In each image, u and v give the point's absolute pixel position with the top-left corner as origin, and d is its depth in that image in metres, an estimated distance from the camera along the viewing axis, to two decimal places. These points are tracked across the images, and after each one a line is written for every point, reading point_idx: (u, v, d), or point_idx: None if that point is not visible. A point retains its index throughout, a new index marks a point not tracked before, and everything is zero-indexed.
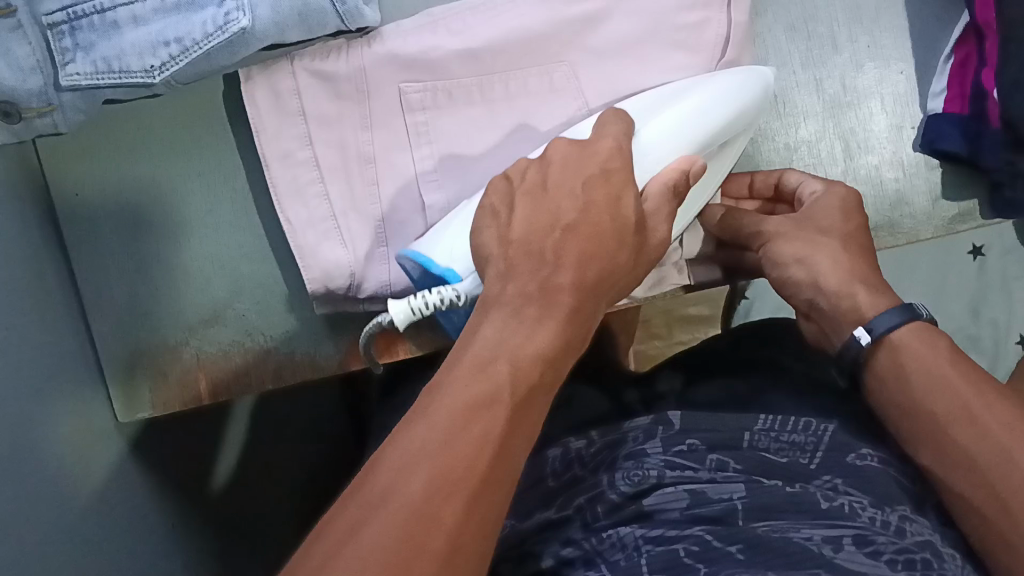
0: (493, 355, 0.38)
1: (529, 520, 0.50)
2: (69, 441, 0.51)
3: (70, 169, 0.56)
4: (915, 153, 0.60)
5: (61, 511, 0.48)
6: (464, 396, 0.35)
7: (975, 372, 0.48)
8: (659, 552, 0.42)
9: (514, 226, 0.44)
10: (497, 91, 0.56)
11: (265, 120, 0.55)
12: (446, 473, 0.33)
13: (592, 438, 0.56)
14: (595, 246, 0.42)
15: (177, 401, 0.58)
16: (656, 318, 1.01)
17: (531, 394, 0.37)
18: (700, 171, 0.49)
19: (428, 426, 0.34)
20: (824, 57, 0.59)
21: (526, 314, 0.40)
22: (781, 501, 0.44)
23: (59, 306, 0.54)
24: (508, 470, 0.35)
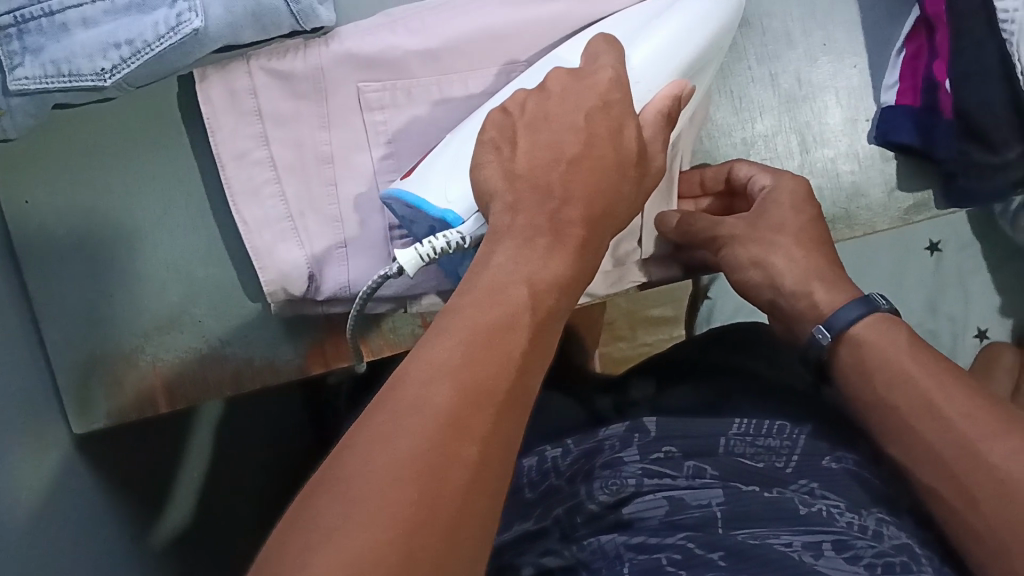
0: (512, 278, 0.38)
1: (507, 534, 0.49)
2: (22, 454, 0.50)
3: (20, 175, 0.55)
4: (870, 146, 0.61)
5: (14, 525, 0.47)
6: (483, 317, 0.36)
7: (936, 364, 0.48)
8: (642, 563, 0.41)
9: (514, 164, 0.43)
10: (455, 90, 0.56)
11: (220, 120, 0.55)
12: (444, 433, 0.31)
13: (567, 446, 0.54)
14: (596, 186, 0.42)
15: (134, 409, 0.57)
16: (619, 318, 1.01)
17: (546, 318, 0.38)
18: (690, 93, 0.49)
19: (449, 345, 0.34)
20: (778, 52, 0.60)
21: (517, 263, 0.39)
22: (761, 508, 0.44)
23: (10, 316, 0.53)
24: (509, 427, 0.33)
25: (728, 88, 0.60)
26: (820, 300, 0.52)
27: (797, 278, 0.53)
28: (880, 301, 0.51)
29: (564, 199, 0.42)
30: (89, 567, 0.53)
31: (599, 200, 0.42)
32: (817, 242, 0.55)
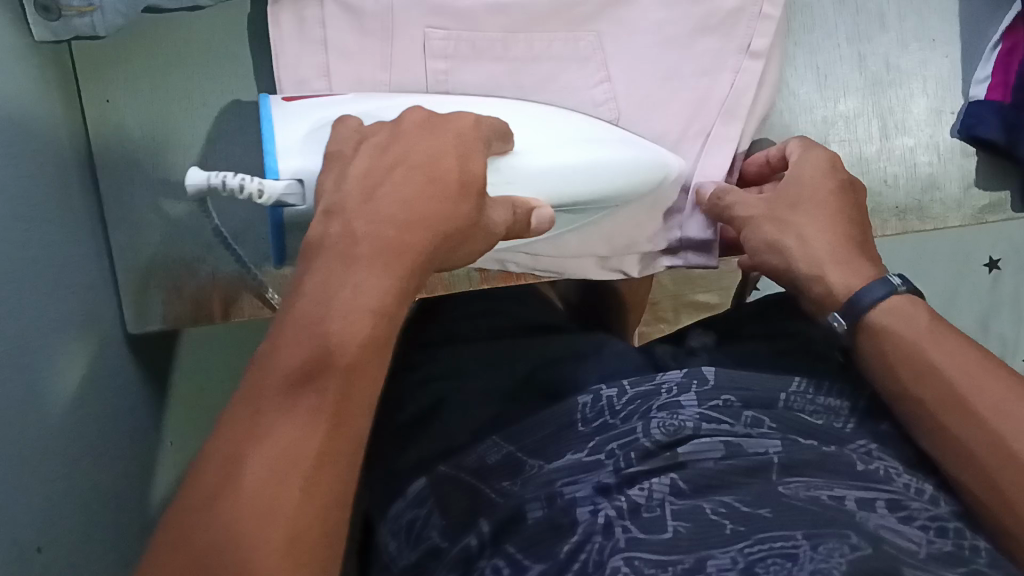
0: (321, 314, 0.36)
1: (558, 463, 0.52)
2: (74, 348, 0.51)
3: (105, 75, 0.56)
4: (950, 139, 0.61)
5: (52, 416, 0.48)
6: (280, 375, 0.35)
7: (964, 351, 0.47)
8: (686, 508, 0.46)
9: (354, 165, 0.41)
10: (520, 49, 0.57)
11: (285, 44, 0.55)
12: (275, 459, 0.33)
13: (624, 387, 0.57)
14: (420, 198, 0.40)
15: (189, 316, 0.59)
16: (665, 300, 1.00)
17: (365, 351, 0.36)
18: (542, 222, 0.46)
19: (264, 410, 0.34)
20: (870, 34, 0.61)
21: (349, 255, 0.38)
22: (819, 461, 0.49)
23: (81, 211, 0.54)
24: (347, 437, 0.35)
25: (815, 64, 0.61)
26: (833, 283, 0.51)
27: (809, 260, 0.52)
28: (894, 283, 0.50)
29: (414, 211, 0.40)
30: (108, 464, 0.55)
31: (427, 217, 0.40)
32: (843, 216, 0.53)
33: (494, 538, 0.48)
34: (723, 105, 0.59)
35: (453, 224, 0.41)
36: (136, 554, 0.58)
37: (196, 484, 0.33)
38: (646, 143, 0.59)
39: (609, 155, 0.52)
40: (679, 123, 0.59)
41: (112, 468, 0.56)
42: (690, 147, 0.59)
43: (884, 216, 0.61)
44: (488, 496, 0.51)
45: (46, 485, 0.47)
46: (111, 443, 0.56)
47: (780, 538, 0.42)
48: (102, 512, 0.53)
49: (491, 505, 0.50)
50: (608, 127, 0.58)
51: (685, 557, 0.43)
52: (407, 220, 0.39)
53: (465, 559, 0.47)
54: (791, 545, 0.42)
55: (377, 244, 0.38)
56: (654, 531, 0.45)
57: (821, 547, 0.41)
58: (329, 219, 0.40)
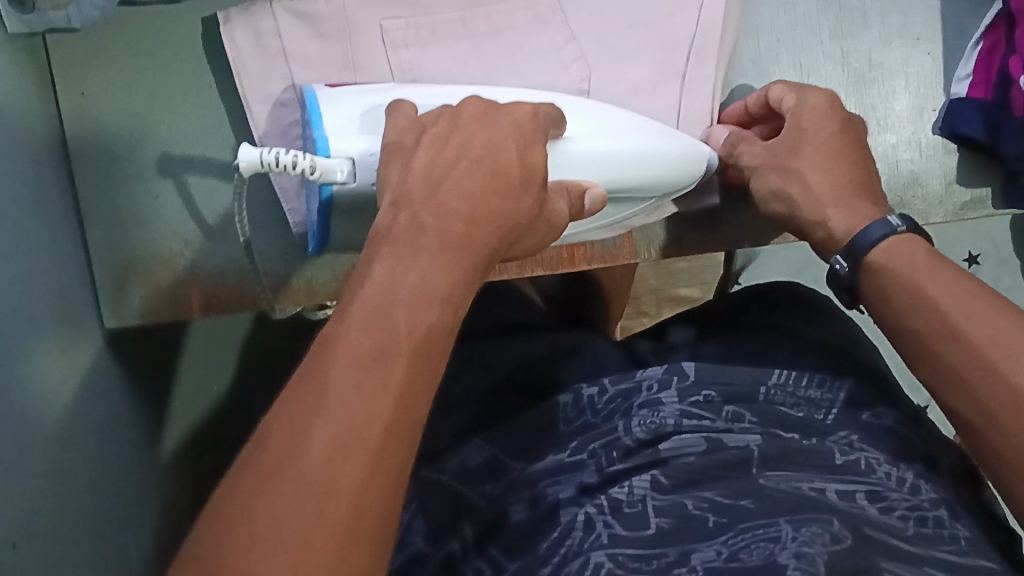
0: (389, 297, 0.36)
1: (539, 465, 0.53)
2: (52, 346, 0.51)
3: (81, 68, 0.56)
4: (933, 135, 0.60)
5: (31, 415, 0.48)
6: (350, 353, 0.34)
7: (957, 281, 0.48)
8: (667, 504, 0.48)
9: (417, 158, 0.42)
10: (480, 25, 0.57)
11: (247, 61, 0.56)
12: (340, 438, 0.32)
13: (604, 386, 0.58)
14: (483, 193, 0.41)
15: (168, 313, 0.58)
16: (646, 296, 1.00)
17: (431, 338, 0.36)
18: (597, 202, 0.49)
19: (328, 387, 0.33)
20: (853, 30, 0.61)
21: (415, 244, 0.38)
22: (798, 452, 0.51)
23: (56, 207, 0.53)
24: (412, 423, 0.35)
25: (798, 61, 0.60)
26: (835, 228, 0.53)
27: (811, 205, 0.54)
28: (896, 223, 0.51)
29: (485, 201, 0.41)
30: (92, 462, 0.55)
31: (489, 212, 0.41)
32: (841, 155, 0.54)
33: (477, 542, 0.50)
34: (694, 44, 0.58)
35: (509, 220, 0.41)
36: (122, 552, 0.57)
37: (255, 461, 0.33)
38: (622, 91, 0.58)
39: (649, 147, 0.53)
40: (650, 70, 0.58)
41: (96, 466, 0.55)
42: (672, 88, 0.59)
43: None
44: (470, 498, 0.52)
45: (27, 486, 0.46)
46: (93, 441, 0.55)
47: (763, 526, 0.45)
48: (86, 510, 0.53)
49: (474, 509, 0.52)
50: (581, 86, 0.58)
51: (669, 551, 0.45)
52: (472, 213, 0.40)
53: (449, 563, 0.49)
54: (773, 530, 0.44)
55: (446, 234, 0.39)
56: (636, 527, 0.47)
57: (802, 531, 0.43)
58: (397, 209, 0.40)
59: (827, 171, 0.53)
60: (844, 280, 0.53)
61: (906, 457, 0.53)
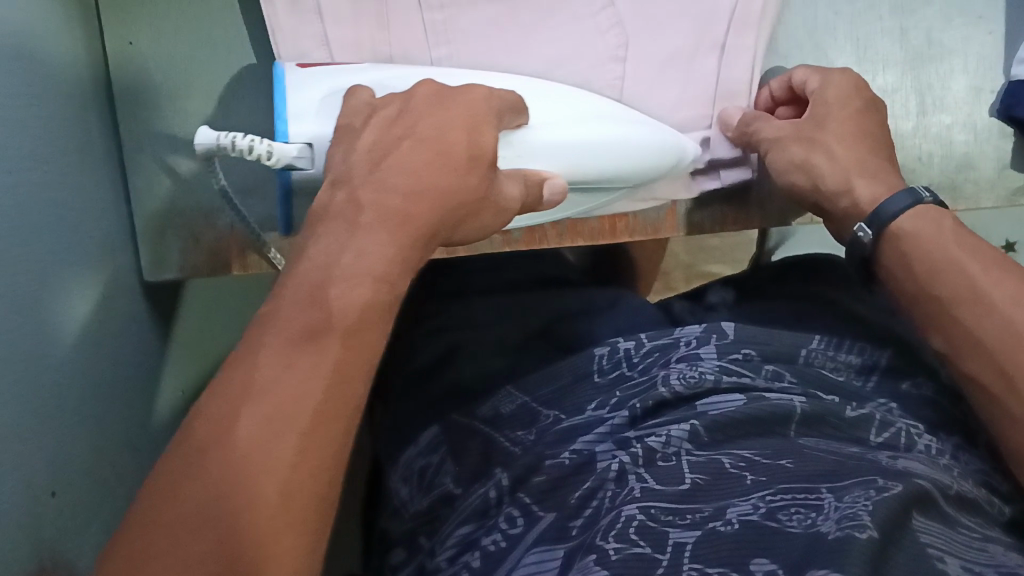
0: (326, 279, 0.38)
1: (575, 416, 0.55)
2: (90, 293, 0.51)
3: (128, 13, 0.55)
4: (990, 118, 0.59)
5: (65, 361, 0.48)
6: (286, 331, 0.36)
7: (976, 246, 0.49)
8: (702, 460, 0.48)
9: (362, 138, 0.43)
10: None
11: (279, 19, 0.54)
12: (269, 419, 0.34)
13: (641, 340, 0.60)
14: (423, 169, 0.42)
15: (204, 266, 0.57)
16: (676, 270, 0.99)
17: (367, 314, 0.37)
18: (557, 190, 0.49)
19: (262, 365, 0.35)
20: (914, 7, 0.59)
21: (357, 220, 0.40)
22: (835, 417, 0.52)
23: (98, 152, 0.54)
24: (347, 402, 0.36)
25: (855, 34, 0.59)
26: (861, 197, 0.52)
27: (837, 176, 0.53)
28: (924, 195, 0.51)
29: (422, 180, 0.42)
30: (121, 409, 0.55)
31: (431, 188, 0.42)
32: (866, 130, 0.54)
33: (511, 489, 0.50)
34: (733, 15, 0.57)
35: (453, 195, 0.42)
36: (149, 499, 0.58)
37: (190, 433, 0.34)
38: (658, 61, 0.57)
39: (638, 134, 0.53)
40: (687, 38, 0.57)
41: (124, 409, 0.55)
42: (708, 60, 0.58)
43: None
44: (503, 445, 0.54)
45: (56, 424, 0.47)
46: (123, 387, 0.55)
47: (803, 490, 0.45)
48: (111, 452, 0.53)
49: (506, 455, 0.53)
50: (617, 53, 0.57)
51: (702, 506, 0.45)
52: (413, 191, 0.41)
53: (483, 509, 0.50)
54: (816, 498, 0.44)
55: (381, 210, 0.40)
56: (669, 482, 0.47)
57: (845, 498, 0.43)
58: (337, 189, 0.42)
59: (853, 143, 0.54)
60: (867, 248, 0.52)
61: (943, 429, 0.54)
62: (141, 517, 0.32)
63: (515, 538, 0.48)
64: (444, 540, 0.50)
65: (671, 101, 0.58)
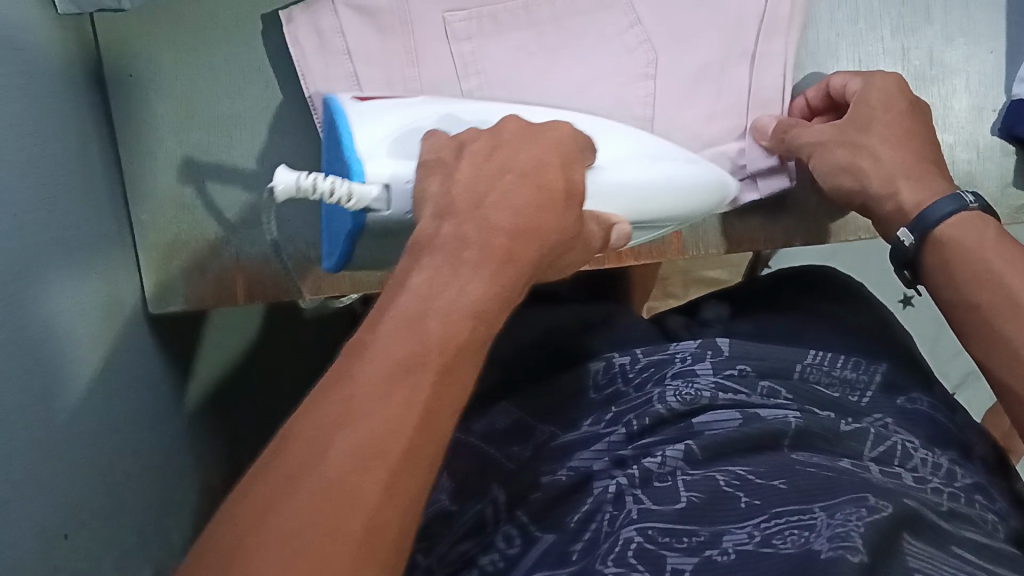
0: (424, 310, 0.37)
1: (571, 433, 0.55)
2: (96, 327, 0.52)
3: (129, 48, 0.56)
4: (991, 137, 0.60)
5: (75, 395, 0.48)
6: (385, 362, 0.35)
7: (1019, 256, 0.47)
8: (697, 479, 0.48)
9: (460, 170, 0.42)
10: (542, 13, 0.58)
11: (309, 61, 0.57)
12: (362, 448, 0.33)
13: (636, 356, 0.60)
14: (529, 208, 0.41)
15: (211, 296, 0.59)
16: (675, 277, 0.99)
17: (460, 352, 0.36)
18: (620, 233, 0.48)
19: (353, 394, 0.34)
20: (916, 27, 0.59)
21: (462, 258, 0.38)
22: (829, 433, 0.51)
23: (101, 186, 0.54)
24: (434, 440, 0.35)
25: (857, 55, 0.60)
26: (906, 201, 0.52)
27: (882, 178, 0.53)
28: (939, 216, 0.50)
29: (531, 222, 0.41)
30: (131, 444, 0.55)
31: (535, 228, 0.41)
32: (911, 134, 0.53)
33: (508, 507, 0.50)
34: (761, 25, 0.58)
35: (552, 235, 0.41)
36: (162, 533, 0.58)
37: (277, 458, 0.33)
38: (690, 73, 0.58)
39: (671, 172, 0.52)
40: (717, 52, 0.58)
41: (136, 444, 0.55)
42: (737, 71, 0.58)
43: None
44: (499, 460, 0.55)
45: (70, 468, 0.47)
46: (133, 421, 0.55)
47: (795, 512, 0.44)
48: (123, 488, 0.53)
49: (502, 473, 0.53)
50: (646, 70, 0.58)
51: (699, 530, 0.44)
52: (515, 229, 0.40)
53: (480, 524, 0.50)
54: (809, 517, 0.43)
55: (488, 245, 0.39)
56: (665, 501, 0.46)
57: (837, 515, 0.42)
58: (440, 220, 0.40)
59: (899, 148, 0.53)
60: (908, 254, 0.52)
61: (940, 443, 0.54)
62: (234, 537, 0.31)
63: (512, 558, 0.47)
64: (443, 555, 0.49)
65: (705, 114, 0.59)
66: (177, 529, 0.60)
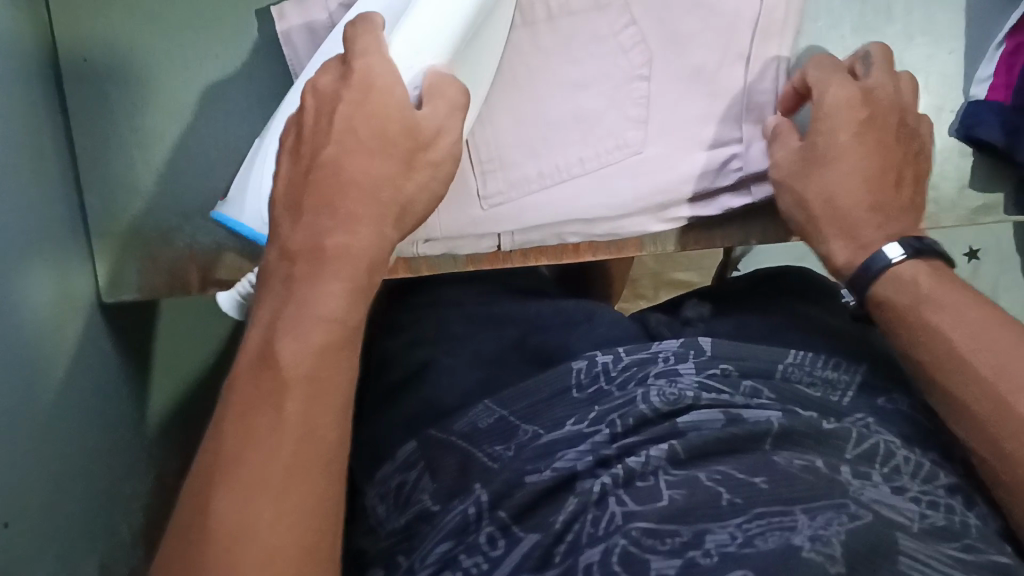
0: (269, 338, 0.41)
1: (554, 432, 0.51)
2: (48, 314, 0.51)
3: (84, 30, 0.56)
4: (950, 138, 0.60)
5: (24, 386, 0.48)
6: (243, 400, 0.39)
7: (977, 305, 0.47)
8: (679, 478, 0.45)
9: (279, 184, 0.45)
10: (538, 13, 0.56)
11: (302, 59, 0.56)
12: (250, 479, 0.38)
13: (620, 354, 0.56)
14: (352, 196, 0.43)
15: (164, 286, 0.58)
16: (644, 278, 1.00)
17: (322, 352, 0.40)
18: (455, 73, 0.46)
19: (227, 441, 0.38)
20: (876, 26, 0.59)
21: (300, 273, 0.42)
22: (809, 429, 0.49)
23: (53, 170, 0.54)
24: (318, 438, 0.39)
25: (818, 54, 0.59)
26: (841, 254, 0.53)
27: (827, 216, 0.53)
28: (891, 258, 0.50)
29: (356, 201, 0.43)
30: (81, 437, 0.54)
31: (362, 198, 0.43)
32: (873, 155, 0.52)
33: (490, 505, 0.47)
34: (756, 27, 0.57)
35: (397, 190, 0.44)
36: (110, 524, 0.57)
37: (182, 510, 0.38)
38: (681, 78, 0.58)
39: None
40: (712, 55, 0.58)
41: (86, 437, 0.55)
42: (735, 71, 0.58)
43: None
44: (482, 460, 0.51)
45: (14, 461, 0.46)
46: (83, 412, 0.55)
47: (778, 515, 0.42)
48: (72, 481, 0.52)
49: (485, 471, 0.50)
50: (642, 71, 0.58)
51: (682, 529, 0.42)
52: (342, 226, 0.42)
53: (461, 527, 0.47)
54: (788, 519, 0.42)
55: (312, 236, 0.42)
56: (647, 501, 0.44)
57: (817, 518, 0.41)
58: (271, 248, 0.44)
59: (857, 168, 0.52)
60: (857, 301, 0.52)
61: (919, 443, 0.52)
62: None
63: (496, 560, 0.44)
64: (423, 557, 0.46)
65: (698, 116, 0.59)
66: (127, 521, 0.60)
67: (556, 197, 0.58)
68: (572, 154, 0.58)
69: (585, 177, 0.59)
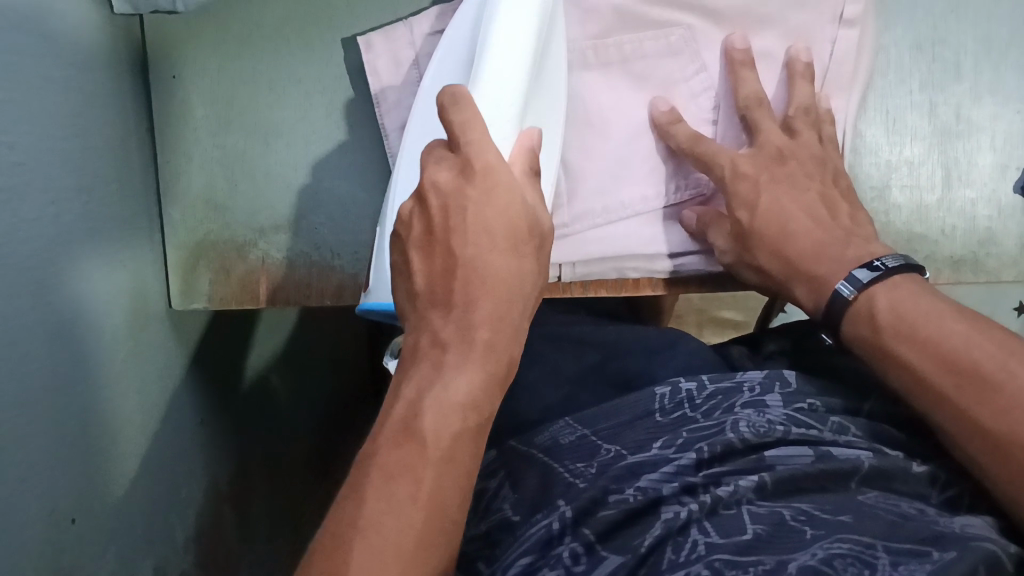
0: (411, 413, 0.39)
1: (638, 454, 0.50)
2: (123, 319, 0.53)
3: (176, 52, 0.58)
4: (1013, 196, 0.60)
5: (99, 386, 0.49)
6: (379, 475, 0.37)
7: (970, 322, 0.45)
8: (764, 511, 0.45)
9: (416, 281, 0.43)
10: (612, 54, 0.58)
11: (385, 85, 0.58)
12: (374, 554, 0.35)
13: (703, 382, 0.55)
14: (494, 285, 0.42)
15: (233, 299, 0.59)
16: (689, 314, 1.00)
17: (454, 444, 0.39)
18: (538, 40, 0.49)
19: (365, 509, 0.36)
20: (944, 83, 0.60)
21: (446, 361, 0.40)
22: (896, 475, 0.47)
23: (136, 182, 0.56)
24: (437, 526, 0.37)
25: (885, 107, 0.60)
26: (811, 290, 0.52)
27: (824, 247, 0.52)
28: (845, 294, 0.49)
29: (490, 303, 0.41)
30: (145, 440, 0.56)
31: (498, 291, 0.42)
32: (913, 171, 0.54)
33: (574, 521, 0.46)
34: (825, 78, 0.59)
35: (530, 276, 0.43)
36: (165, 527, 0.59)
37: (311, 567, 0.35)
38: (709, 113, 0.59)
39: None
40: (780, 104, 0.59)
41: (150, 440, 0.56)
42: None
43: (938, 265, 0.60)
44: (561, 477, 0.50)
45: (87, 459, 0.48)
46: (149, 415, 0.56)
47: (857, 544, 0.41)
48: (134, 482, 0.54)
49: (568, 489, 0.48)
50: (709, 116, 0.59)
51: (766, 559, 0.41)
52: (491, 320, 0.41)
53: (546, 540, 0.45)
54: (870, 553, 0.40)
55: (443, 337, 0.41)
56: (730, 533, 0.43)
57: (902, 566, 0.40)
58: (416, 333, 0.42)
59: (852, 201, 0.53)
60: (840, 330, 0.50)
61: None
62: None
63: None
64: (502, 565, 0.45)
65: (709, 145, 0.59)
66: (181, 527, 0.61)
67: (617, 232, 0.59)
68: (637, 190, 0.59)
69: (645, 213, 0.59)
